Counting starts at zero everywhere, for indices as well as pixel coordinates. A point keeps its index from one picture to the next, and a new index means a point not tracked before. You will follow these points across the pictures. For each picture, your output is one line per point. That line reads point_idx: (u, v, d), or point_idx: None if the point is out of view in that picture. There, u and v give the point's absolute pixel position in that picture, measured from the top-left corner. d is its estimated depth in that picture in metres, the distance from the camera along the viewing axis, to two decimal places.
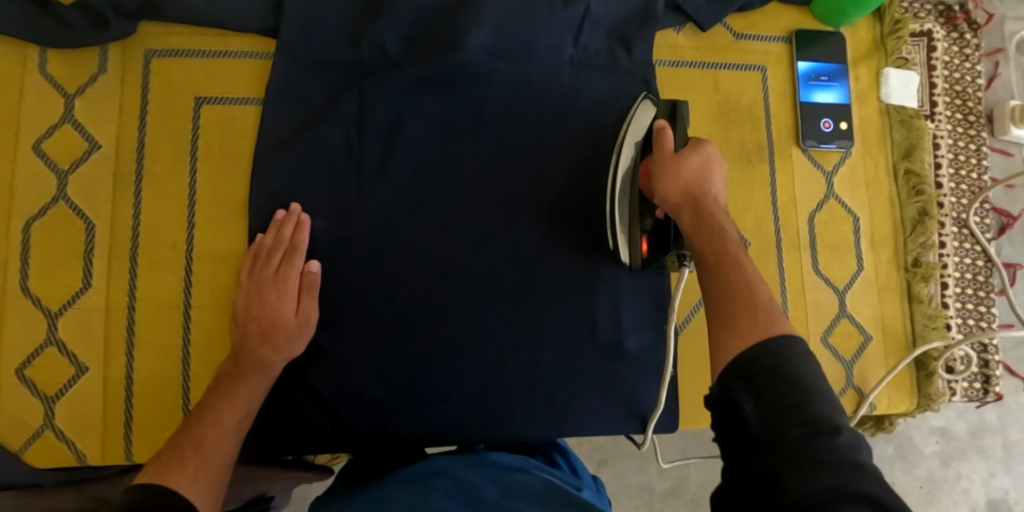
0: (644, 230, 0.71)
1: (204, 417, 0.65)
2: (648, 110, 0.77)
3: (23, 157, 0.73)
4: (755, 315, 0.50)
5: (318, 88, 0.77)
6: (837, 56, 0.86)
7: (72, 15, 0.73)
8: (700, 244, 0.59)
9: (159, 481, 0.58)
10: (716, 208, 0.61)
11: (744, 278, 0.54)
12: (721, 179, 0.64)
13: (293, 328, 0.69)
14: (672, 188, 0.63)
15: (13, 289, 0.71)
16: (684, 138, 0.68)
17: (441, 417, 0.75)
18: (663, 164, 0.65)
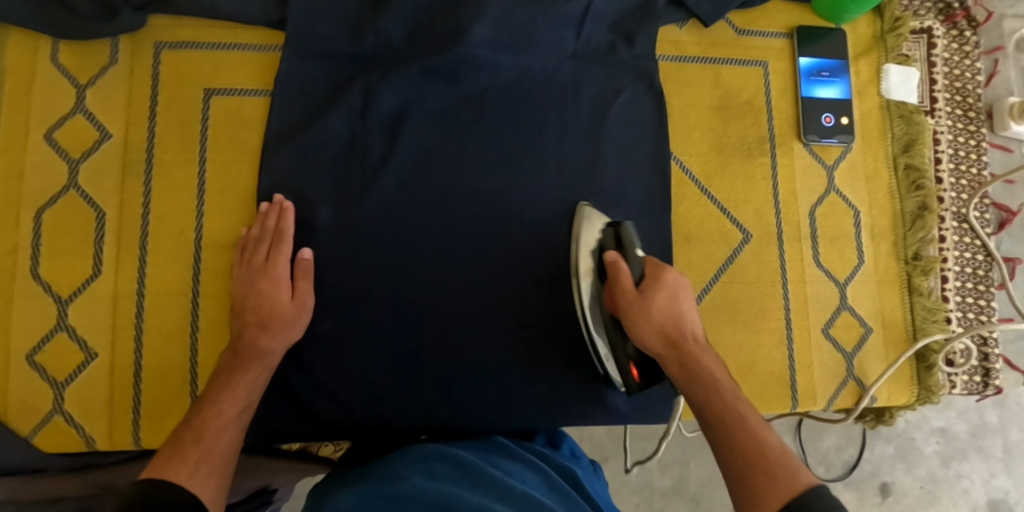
0: (630, 355, 0.70)
1: (203, 411, 0.64)
2: (588, 220, 0.75)
3: (34, 146, 0.73)
4: (775, 476, 0.54)
5: (324, 80, 0.78)
6: (837, 52, 0.87)
7: (81, 6, 0.73)
8: (700, 405, 0.61)
9: (162, 475, 0.56)
10: (696, 346, 0.64)
11: (741, 419, 0.58)
12: (689, 302, 0.67)
13: (291, 313, 0.70)
14: (650, 336, 0.65)
15: (23, 276, 0.71)
16: (637, 263, 0.70)
17: (445, 405, 0.75)
18: (630, 307, 0.66)
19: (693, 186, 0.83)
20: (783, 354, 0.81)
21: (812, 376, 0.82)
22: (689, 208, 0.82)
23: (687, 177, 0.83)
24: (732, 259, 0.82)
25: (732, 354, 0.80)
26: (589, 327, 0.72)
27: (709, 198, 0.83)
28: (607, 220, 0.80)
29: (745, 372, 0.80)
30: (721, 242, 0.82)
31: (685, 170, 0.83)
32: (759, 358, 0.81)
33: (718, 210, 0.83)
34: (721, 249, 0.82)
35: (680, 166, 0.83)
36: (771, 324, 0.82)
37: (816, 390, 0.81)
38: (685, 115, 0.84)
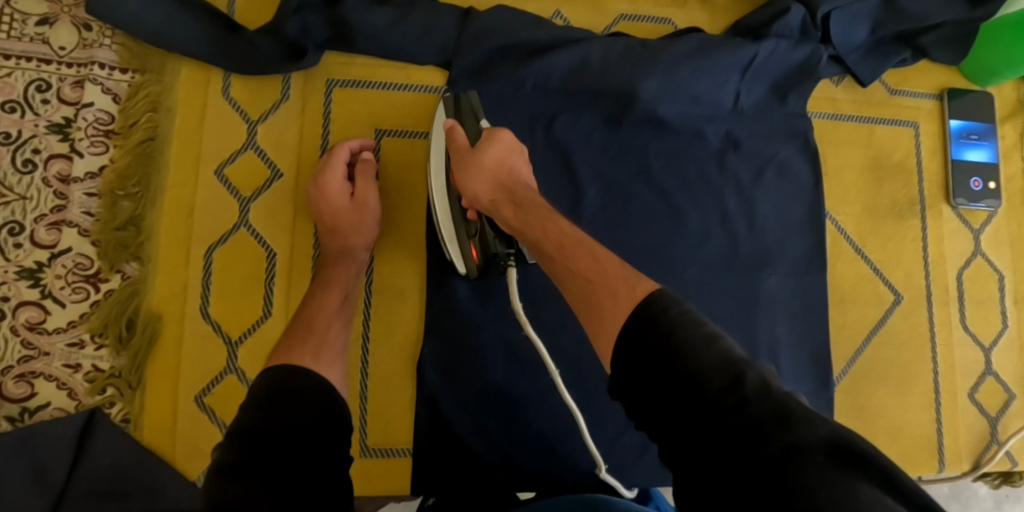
0: (471, 235, 0.69)
1: (310, 304, 0.64)
2: (440, 102, 0.73)
3: (204, 182, 0.72)
4: (614, 291, 0.49)
5: (494, 124, 0.77)
6: (984, 114, 0.88)
7: (262, 43, 0.72)
8: (536, 239, 0.58)
9: (290, 360, 0.57)
10: (528, 193, 0.63)
11: (570, 237, 0.56)
12: (523, 161, 0.66)
13: (353, 218, 0.69)
14: (481, 186, 0.63)
15: (192, 315, 0.70)
16: (476, 130, 0.69)
17: (609, 460, 0.74)
18: (463, 161, 0.64)
19: (848, 246, 0.83)
20: (930, 417, 0.82)
21: (958, 440, 0.82)
22: (844, 267, 0.83)
23: (842, 237, 0.83)
24: (884, 321, 0.82)
25: (883, 417, 0.81)
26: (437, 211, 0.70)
27: (863, 258, 0.83)
28: (765, 277, 0.80)
29: (895, 435, 0.80)
30: (874, 302, 0.82)
31: (840, 230, 0.83)
32: (909, 420, 0.81)
33: (871, 270, 0.83)
34: (873, 310, 0.82)
35: (835, 226, 0.83)
36: (920, 386, 0.82)
37: (962, 452, 0.82)
38: (841, 174, 0.85)
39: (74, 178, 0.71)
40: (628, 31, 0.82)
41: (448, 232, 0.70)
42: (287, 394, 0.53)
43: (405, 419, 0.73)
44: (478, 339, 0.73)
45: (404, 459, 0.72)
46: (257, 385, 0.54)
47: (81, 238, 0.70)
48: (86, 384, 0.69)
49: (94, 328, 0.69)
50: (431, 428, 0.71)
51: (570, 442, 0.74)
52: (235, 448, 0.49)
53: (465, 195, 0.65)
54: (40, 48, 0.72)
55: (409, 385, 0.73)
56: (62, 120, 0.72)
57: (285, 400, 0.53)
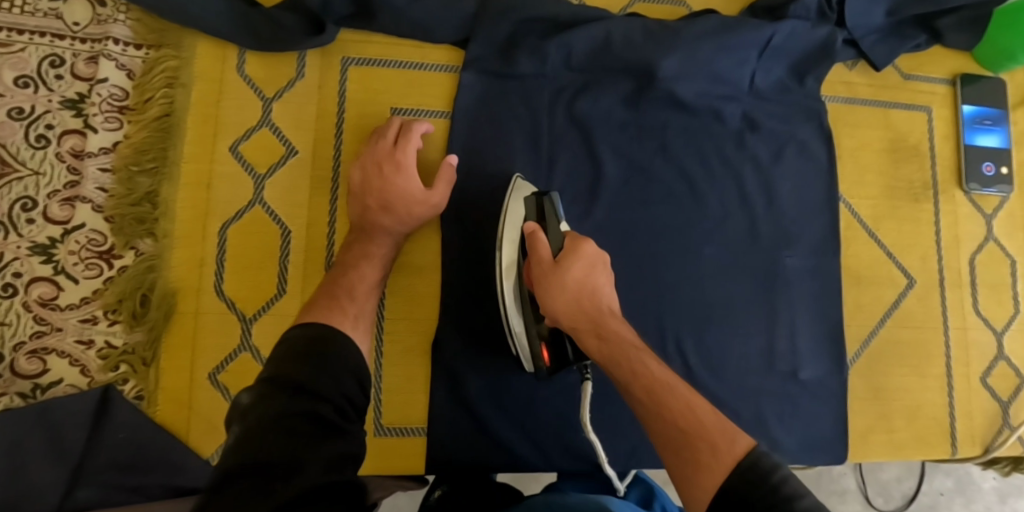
0: (541, 335, 0.67)
1: (349, 272, 0.67)
2: (516, 199, 0.70)
3: (220, 158, 0.72)
4: (716, 446, 0.49)
5: (510, 103, 0.76)
6: (997, 100, 0.88)
7: (285, 18, 0.72)
8: (623, 381, 0.57)
9: (327, 321, 0.61)
10: (611, 318, 0.61)
11: (661, 382, 0.56)
12: (606, 278, 0.64)
13: (412, 204, 0.69)
14: (563, 306, 0.62)
15: (207, 291, 0.70)
16: (556, 234, 0.67)
17: (626, 440, 0.74)
18: (546, 281, 0.62)
19: (862, 229, 0.83)
20: (943, 400, 0.82)
21: (971, 423, 0.82)
22: (859, 250, 0.83)
23: (857, 221, 0.83)
24: (899, 304, 0.82)
25: (898, 398, 0.81)
26: (504, 301, 0.68)
27: (876, 241, 0.83)
28: (781, 259, 0.80)
29: (910, 416, 0.81)
30: (889, 285, 0.82)
31: (854, 213, 0.83)
32: (923, 403, 0.81)
33: (885, 254, 0.83)
34: (888, 293, 0.82)
35: (850, 209, 0.83)
36: (934, 370, 0.82)
37: (975, 435, 0.82)
38: (856, 157, 0.85)
39: (88, 153, 0.70)
40: (644, 11, 0.82)
41: (518, 335, 0.68)
42: (327, 353, 0.57)
43: (420, 397, 0.72)
44: (495, 317, 0.73)
45: (419, 439, 0.72)
46: (298, 337, 0.57)
47: (95, 214, 0.70)
48: (99, 360, 0.68)
49: (108, 304, 0.69)
50: (447, 405, 0.71)
51: (584, 422, 0.73)
52: (273, 399, 0.52)
53: (545, 312, 0.63)
54: (53, 23, 0.72)
55: (425, 363, 0.73)
56: (76, 96, 0.71)
57: (312, 369, 0.55)
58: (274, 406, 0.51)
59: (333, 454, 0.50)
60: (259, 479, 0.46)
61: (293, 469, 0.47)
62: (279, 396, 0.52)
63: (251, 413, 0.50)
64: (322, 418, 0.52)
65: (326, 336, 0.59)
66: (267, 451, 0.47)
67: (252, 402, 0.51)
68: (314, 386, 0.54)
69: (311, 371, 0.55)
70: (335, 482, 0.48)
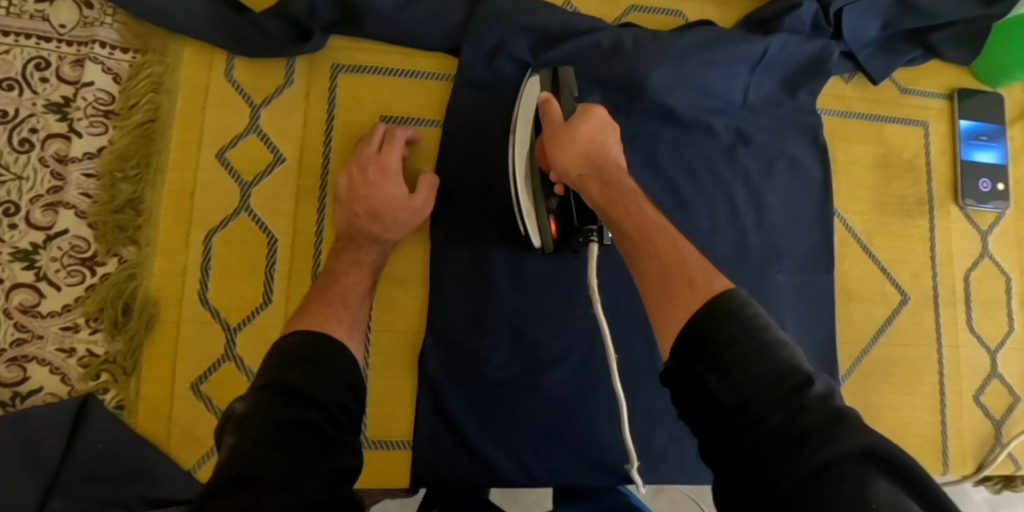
0: (551, 209, 0.69)
1: (342, 277, 0.65)
2: (535, 75, 0.73)
3: (205, 165, 0.71)
4: (693, 278, 0.49)
5: (501, 112, 0.76)
6: (994, 115, 0.87)
7: (271, 24, 0.71)
8: (616, 219, 0.57)
9: (322, 327, 0.60)
10: (617, 171, 0.61)
11: (654, 222, 0.55)
12: (615, 141, 0.65)
13: (400, 211, 0.68)
14: (570, 158, 0.62)
15: (191, 300, 0.69)
16: (570, 103, 0.68)
17: (614, 456, 0.73)
18: (556, 134, 0.63)
19: (855, 244, 0.82)
20: (935, 418, 0.81)
21: (962, 441, 0.81)
22: (851, 264, 0.82)
23: (850, 235, 0.82)
24: (891, 320, 0.82)
25: (890, 416, 0.80)
26: (515, 180, 0.69)
27: (870, 257, 0.82)
28: (773, 273, 0.79)
29: (901, 434, 0.80)
30: (880, 302, 0.82)
31: (847, 228, 0.83)
32: (914, 421, 0.81)
33: (878, 269, 0.82)
34: (879, 309, 0.82)
35: (843, 224, 0.83)
36: (926, 387, 0.81)
37: (966, 454, 0.81)
38: (850, 171, 0.84)
39: (71, 158, 0.69)
40: (639, 21, 0.81)
41: (525, 205, 0.69)
42: (322, 358, 0.57)
43: (406, 411, 0.71)
44: (482, 330, 0.72)
45: (404, 452, 0.71)
46: (292, 342, 0.57)
47: (78, 220, 0.69)
48: (80, 369, 0.67)
49: (90, 312, 0.67)
50: (432, 418, 0.70)
51: (571, 438, 0.73)
52: (268, 409, 0.51)
53: (555, 169, 0.63)
54: (39, 25, 0.71)
55: (410, 376, 0.72)
56: (61, 99, 0.70)
57: (303, 379, 0.54)
58: (269, 418, 0.50)
59: (328, 466, 0.49)
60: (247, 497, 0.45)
61: (285, 483, 0.46)
62: (275, 407, 0.51)
63: (246, 426, 0.50)
64: (315, 429, 0.51)
65: (320, 342, 0.58)
66: (257, 462, 0.47)
67: (246, 413, 0.51)
68: (309, 395, 0.53)
69: (306, 377, 0.54)
70: (329, 499, 0.47)
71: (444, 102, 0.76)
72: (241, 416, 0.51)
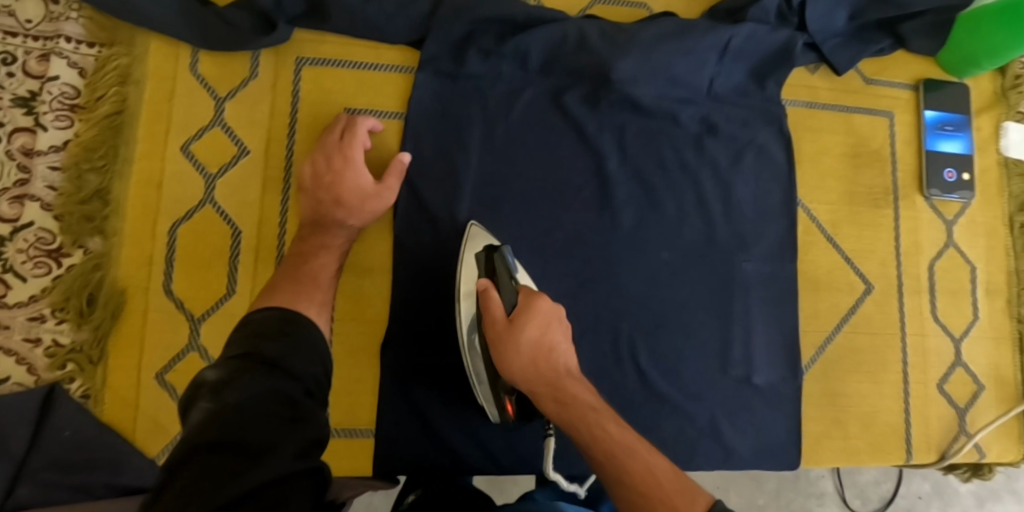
0: (507, 393, 0.67)
1: (308, 259, 0.67)
2: (474, 229, 0.71)
3: (171, 157, 0.71)
4: (668, 503, 0.51)
5: (465, 105, 0.76)
6: (960, 106, 0.88)
7: (236, 16, 0.72)
8: (585, 445, 0.57)
9: (291, 305, 0.62)
10: (569, 380, 0.61)
11: (620, 441, 0.56)
12: (563, 332, 0.63)
13: (364, 199, 0.69)
14: (522, 369, 0.61)
15: (156, 290, 0.70)
16: (510, 294, 0.66)
17: (576, 444, 0.74)
18: (503, 346, 0.62)
19: (820, 234, 0.83)
20: (899, 407, 0.82)
21: (927, 430, 0.82)
22: (817, 255, 0.82)
23: (815, 225, 0.83)
24: (856, 309, 0.82)
25: (854, 405, 0.81)
26: (472, 366, 0.68)
27: (835, 246, 0.83)
28: (738, 264, 0.79)
29: (865, 423, 0.81)
30: (846, 292, 0.82)
31: (813, 218, 0.83)
32: (879, 410, 0.81)
33: (843, 259, 0.83)
34: (845, 299, 0.82)
35: (808, 214, 0.83)
36: (891, 376, 0.82)
37: (931, 442, 0.82)
38: (817, 161, 0.84)
39: (37, 151, 0.70)
40: (605, 13, 0.81)
41: (479, 385, 0.68)
42: (296, 331, 0.60)
43: (369, 400, 0.72)
44: (445, 318, 0.73)
45: (368, 440, 0.71)
46: (268, 317, 0.60)
47: (43, 212, 0.69)
48: (46, 359, 0.68)
49: (55, 303, 0.68)
50: (396, 406, 0.71)
51: (536, 425, 0.74)
52: (246, 375, 0.53)
53: (506, 374, 0.62)
54: (6, 20, 0.71)
55: (374, 366, 0.72)
56: (27, 93, 0.71)
57: (280, 351, 0.57)
58: (247, 382, 0.52)
59: (306, 433, 0.51)
60: (225, 463, 0.45)
61: (262, 452, 0.47)
62: (255, 374, 0.53)
63: (226, 388, 0.51)
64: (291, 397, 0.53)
65: (295, 320, 0.61)
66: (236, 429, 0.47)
67: (224, 378, 0.52)
68: (284, 368, 0.55)
69: (283, 349, 0.57)
70: (305, 468, 0.48)
71: (409, 92, 0.76)
72: (218, 382, 0.52)
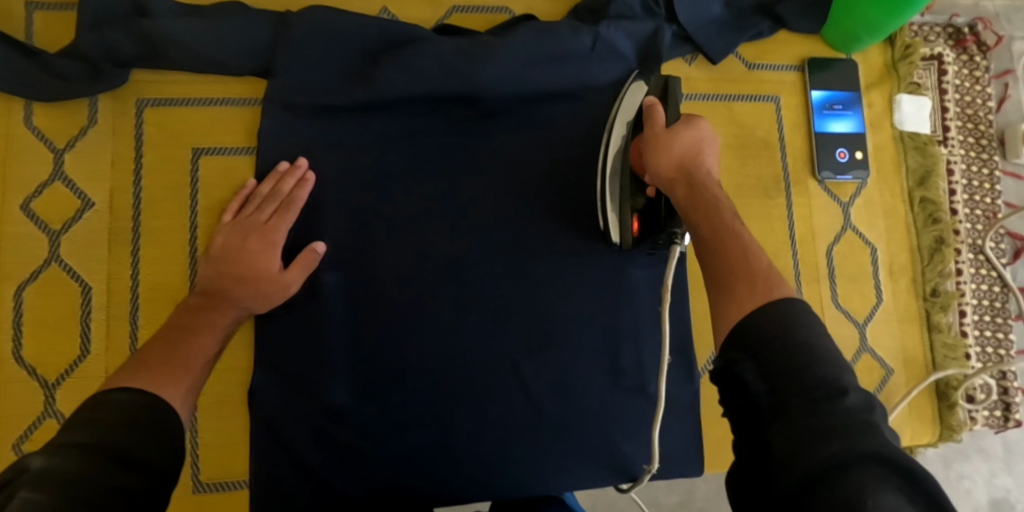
0: (636, 207, 0.68)
1: (181, 333, 0.61)
2: (642, 81, 0.73)
3: (11, 217, 0.68)
4: (752, 281, 0.48)
5: (316, 135, 0.73)
6: (850, 83, 0.85)
7: (60, 64, 0.68)
8: (694, 223, 0.56)
9: (157, 390, 0.53)
10: (710, 179, 0.59)
11: (732, 222, 0.53)
12: (715, 156, 0.62)
13: (270, 282, 0.66)
14: (664, 163, 0.60)
15: (4, 358, 0.67)
16: (676, 116, 0.67)
17: (460, 475, 0.71)
18: (655, 137, 0.62)
19: None
20: None
21: None
22: None
23: None
24: None
25: None
26: (605, 180, 0.69)
27: None
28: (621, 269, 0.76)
29: None
30: None
31: None
32: None
33: None
34: None
35: None
36: None
37: None
38: None
39: None
40: (463, 23, 0.78)
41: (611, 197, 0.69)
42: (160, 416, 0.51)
43: (242, 451, 0.70)
44: (312, 362, 0.70)
45: (242, 492, 0.70)
46: (125, 401, 0.50)
47: None
48: None
49: None
50: (265, 456, 0.68)
51: (418, 463, 0.70)
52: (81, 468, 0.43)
53: (648, 172, 0.62)
54: None
55: (243, 415, 0.70)
56: None
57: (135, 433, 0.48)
58: (87, 473, 0.42)
59: None
60: None
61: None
62: (96, 466, 0.43)
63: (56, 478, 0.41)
64: (131, 500, 0.44)
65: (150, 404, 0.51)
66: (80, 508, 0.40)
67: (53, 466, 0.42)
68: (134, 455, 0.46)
69: (134, 442, 0.47)
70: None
71: (258, 126, 0.73)
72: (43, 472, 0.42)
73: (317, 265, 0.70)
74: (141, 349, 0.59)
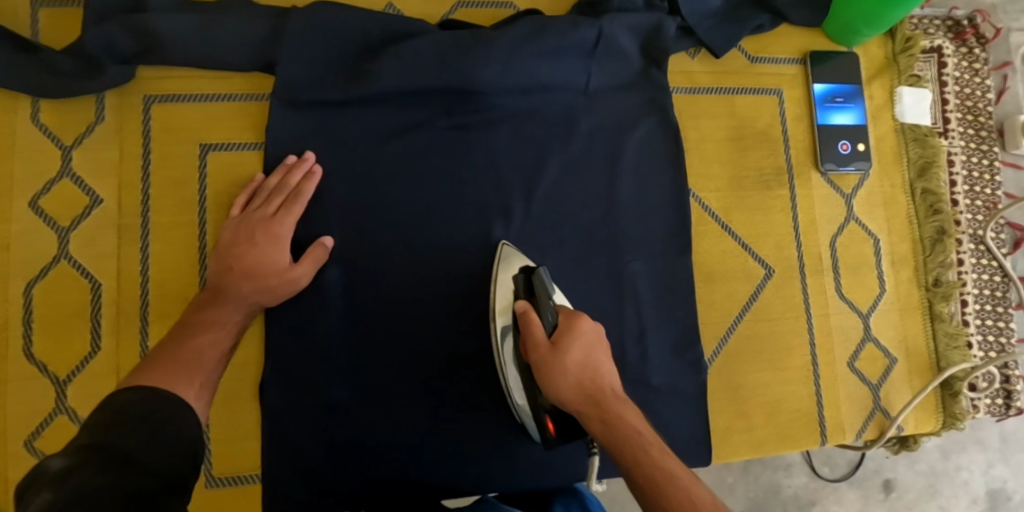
0: (547, 408, 0.66)
1: (189, 331, 0.62)
2: (509, 257, 0.71)
3: (19, 215, 0.68)
4: (693, 509, 0.49)
5: (322, 130, 0.73)
6: (851, 76, 0.85)
7: (63, 62, 0.68)
8: (621, 459, 0.54)
9: (169, 386, 0.55)
10: (615, 394, 0.58)
11: (659, 462, 0.53)
12: (607, 356, 0.61)
13: (277, 278, 0.66)
14: (568, 392, 0.59)
15: (15, 355, 0.67)
16: (552, 312, 0.63)
17: (470, 466, 0.72)
18: (549, 364, 0.59)
19: (714, 222, 0.81)
20: (808, 390, 0.80)
21: (839, 411, 0.81)
22: (710, 244, 0.80)
23: (708, 214, 0.81)
24: (755, 296, 0.80)
25: (759, 394, 0.79)
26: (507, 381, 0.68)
27: (729, 234, 0.81)
28: (624, 262, 0.77)
29: (772, 409, 0.79)
30: (744, 278, 0.80)
31: (704, 207, 0.81)
32: (787, 396, 0.80)
33: (739, 246, 0.81)
34: (744, 286, 0.80)
35: (699, 203, 0.81)
36: (797, 360, 0.80)
37: (844, 423, 0.80)
38: (702, 148, 0.82)
39: None
40: (467, 18, 0.79)
41: (523, 404, 0.68)
42: (170, 414, 0.52)
43: (252, 444, 0.70)
44: (321, 356, 0.70)
45: (255, 485, 0.70)
46: (136, 398, 0.52)
47: None
48: None
49: None
50: (276, 450, 0.69)
51: (427, 455, 0.71)
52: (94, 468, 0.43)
53: (552, 399, 0.60)
54: None
55: (253, 409, 0.71)
56: None
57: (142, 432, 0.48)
58: (102, 472, 0.42)
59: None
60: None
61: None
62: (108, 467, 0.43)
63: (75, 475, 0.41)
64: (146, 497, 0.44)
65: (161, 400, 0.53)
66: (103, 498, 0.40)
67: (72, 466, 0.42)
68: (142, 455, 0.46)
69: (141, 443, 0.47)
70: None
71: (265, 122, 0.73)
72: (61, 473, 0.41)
73: (326, 259, 0.70)
74: (152, 348, 0.60)
